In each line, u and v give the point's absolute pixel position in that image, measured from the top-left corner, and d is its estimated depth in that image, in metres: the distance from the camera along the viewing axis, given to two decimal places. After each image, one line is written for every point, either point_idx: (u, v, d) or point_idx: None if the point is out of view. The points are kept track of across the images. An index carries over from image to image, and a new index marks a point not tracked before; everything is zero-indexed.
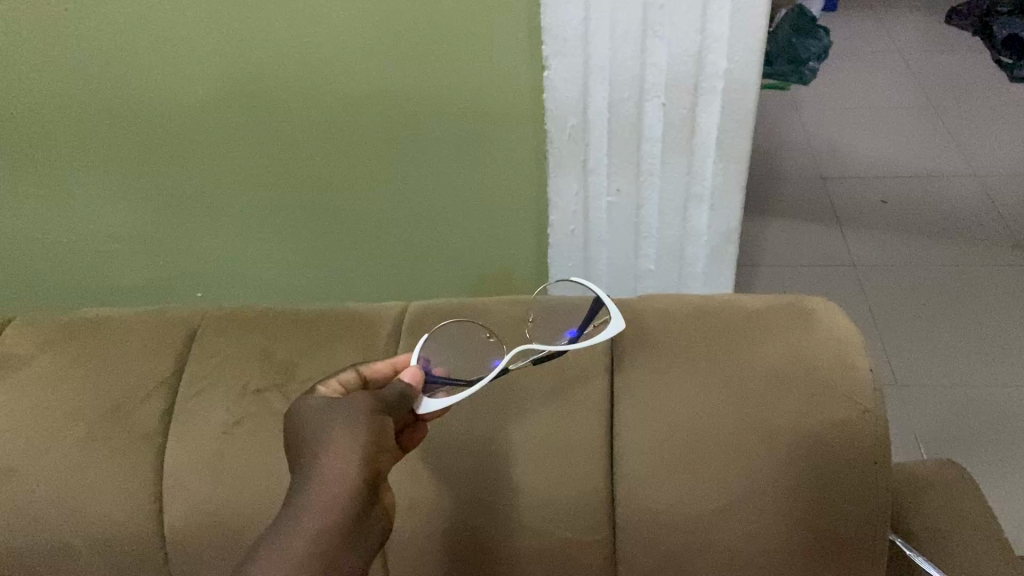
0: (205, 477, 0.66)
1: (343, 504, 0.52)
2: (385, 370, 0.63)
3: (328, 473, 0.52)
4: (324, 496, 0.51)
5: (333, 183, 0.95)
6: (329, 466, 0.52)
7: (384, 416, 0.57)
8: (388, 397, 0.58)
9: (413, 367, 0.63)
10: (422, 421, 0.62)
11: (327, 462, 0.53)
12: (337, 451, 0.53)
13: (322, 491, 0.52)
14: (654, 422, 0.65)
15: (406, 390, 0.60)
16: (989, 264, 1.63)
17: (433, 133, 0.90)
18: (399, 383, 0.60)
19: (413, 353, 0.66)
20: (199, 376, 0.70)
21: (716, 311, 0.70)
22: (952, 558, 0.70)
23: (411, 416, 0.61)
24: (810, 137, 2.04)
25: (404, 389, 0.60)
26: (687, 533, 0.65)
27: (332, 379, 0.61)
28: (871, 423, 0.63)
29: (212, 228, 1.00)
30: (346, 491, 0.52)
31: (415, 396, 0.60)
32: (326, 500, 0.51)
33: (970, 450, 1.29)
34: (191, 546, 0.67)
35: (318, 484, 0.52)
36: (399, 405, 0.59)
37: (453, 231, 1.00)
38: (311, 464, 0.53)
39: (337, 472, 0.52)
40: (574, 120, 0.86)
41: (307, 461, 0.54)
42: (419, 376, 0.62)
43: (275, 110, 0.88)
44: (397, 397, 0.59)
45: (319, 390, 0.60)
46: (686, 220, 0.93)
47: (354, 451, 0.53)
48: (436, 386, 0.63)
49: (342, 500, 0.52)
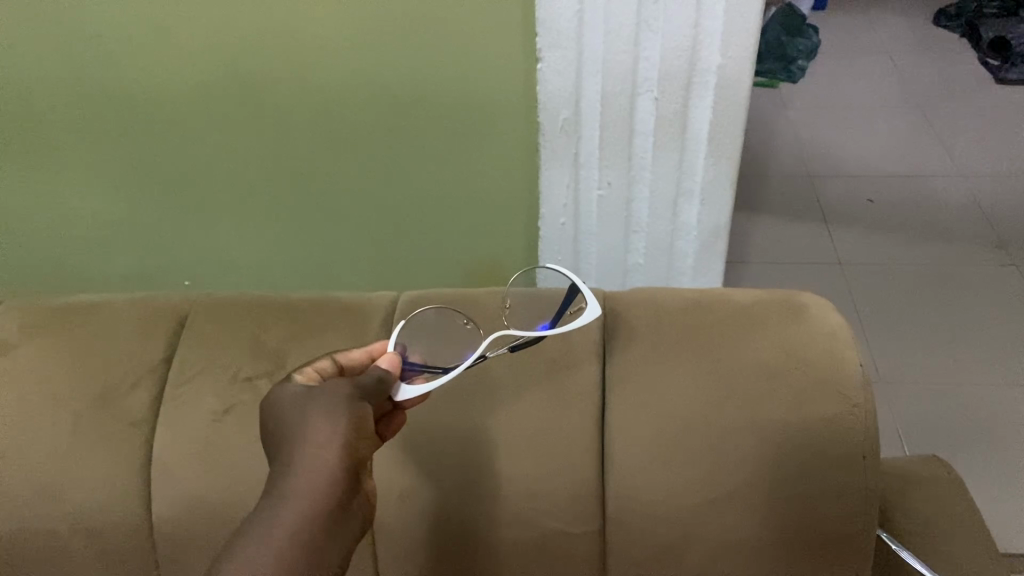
0: (193, 464, 0.66)
1: (327, 496, 0.52)
2: (361, 359, 0.63)
3: (309, 464, 0.52)
4: (304, 487, 0.51)
5: (324, 173, 0.95)
6: (310, 455, 0.52)
7: (362, 403, 0.57)
8: (364, 383, 0.58)
9: (390, 354, 0.63)
10: (399, 409, 0.62)
11: (310, 450, 0.52)
12: (317, 439, 0.53)
13: (304, 481, 0.51)
14: (641, 413, 0.65)
15: (383, 376, 0.59)
16: (971, 264, 1.65)
17: (424, 124, 0.90)
18: (376, 369, 0.59)
19: (389, 341, 0.66)
20: (187, 362, 0.70)
21: (707, 304, 0.70)
22: (937, 551, 0.71)
23: (388, 403, 0.61)
24: (799, 135, 2.05)
25: (382, 375, 0.59)
26: (675, 525, 0.65)
27: (309, 367, 0.61)
28: (861, 418, 0.63)
29: (200, 215, 0.99)
30: (328, 482, 0.52)
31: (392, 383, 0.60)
32: (307, 491, 0.51)
33: (948, 445, 1.31)
34: (178, 533, 0.67)
35: (300, 473, 0.52)
36: (376, 392, 0.59)
37: (445, 221, 0.99)
38: (291, 452, 0.53)
39: (320, 461, 0.52)
40: (566, 113, 0.86)
41: (288, 448, 0.53)
42: (396, 362, 0.62)
43: (264, 100, 0.87)
44: (375, 383, 0.58)
45: (295, 377, 0.60)
46: (676, 214, 0.94)
47: (335, 439, 0.53)
48: (412, 373, 0.63)
49: (324, 491, 0.52)
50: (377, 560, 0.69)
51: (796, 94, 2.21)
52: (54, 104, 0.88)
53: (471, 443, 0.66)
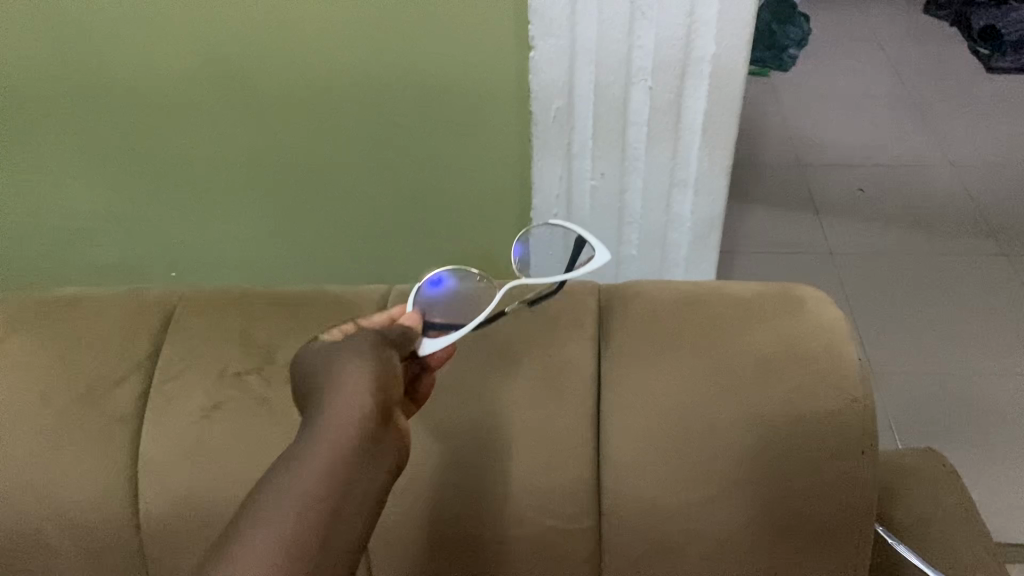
0: (181, 462, 0.65)
1: (352, 439, 0.51)
2: (381, 319, 0.61)
3: (338, 405, 0.52)
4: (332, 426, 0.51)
5: (312, 162, 0.93)
6: (338, 396, 0.52)
7: (387, 351, 0.57)
8: (389, 334, 0.58)
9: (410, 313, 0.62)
10: (428, 369, 0.62)
11: (338, 393, 0.52)
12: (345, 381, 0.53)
13: (331, 421, 0.51)
14: (637, 408, 0.64)
15: (407, 330, 0.60)
16: (962, 254, 1.65)
17: (415, 111, 0.88)
18: (398, 324, 0.59)
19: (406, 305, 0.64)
20: (174, 357, 0.68)
21: (705, 297, 0.69)
22: (936, 546, 0.70)
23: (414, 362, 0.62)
24: (790, 124, 2.04)
25: (403, 329, 0.59)
26: (672, 522, 0.64)
27: (333, 329, 0.59)
28: (861, 413, 0.63)
29: (186, 205, 0.97)
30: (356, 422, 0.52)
31: (414, 337, 0.60)
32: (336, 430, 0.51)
33: (940, 435, 1.31)
34: (166, 532, 0.66)
35: (328, 413, 0.52)
36: (400, 344, 0.59)
37: (436, 212, 0.98)
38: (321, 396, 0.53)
39: (349, 401, 0.52)
40: (559, 102, 0.84)
41: (317, 395, 0.54)
42: (416, 319, 0.61)
43: (252, 89, 0.86)
44: (399, 335, 0.59)
45: (322, 336, 0.59)
46: (670, 204, 0.93)
47: (363, 380, 0.53)
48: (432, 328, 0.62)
49: (349, 435, 0.51)
50: (369, 559, 0.68)
51: (787, 82, 2.21)
52: (37, 89, 0.86)
53: (465, 440, 0.65)
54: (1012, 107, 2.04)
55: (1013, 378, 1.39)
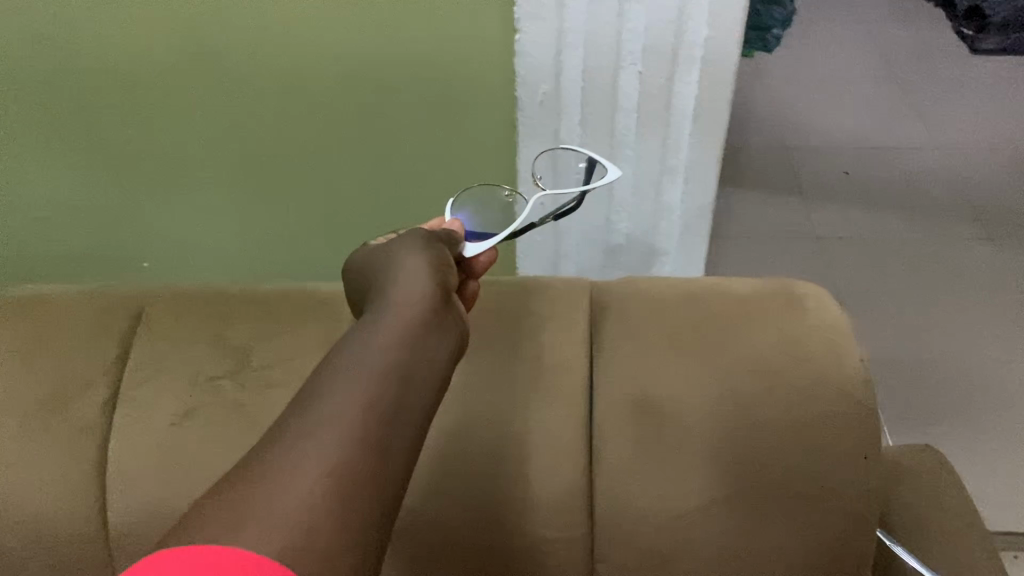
0: (151, 473, 0.61)
1: (423, 298, 0.55)
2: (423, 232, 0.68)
3: (406, 277, 0.57)
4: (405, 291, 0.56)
5: (289, 149, 0.89)
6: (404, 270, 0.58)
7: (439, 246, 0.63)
8: (437, 234, 0.64)
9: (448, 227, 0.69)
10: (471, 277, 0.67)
11: (404, 267, 0.58)
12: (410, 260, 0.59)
13: (404, 288, 0.56)
14: (631, 412, 0.62)
15: (450, 233, 0.66)
16: (948, 238, 1.64)
17: (396, 97, 0.84)
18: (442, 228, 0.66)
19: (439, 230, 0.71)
20: (145, 361, 0.65)
21: (702, 297, 0.67)
22: (935, 548, 0.68)
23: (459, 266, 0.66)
24: (775, 106, 2.01)
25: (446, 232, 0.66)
26: (667, 532, 0.61)
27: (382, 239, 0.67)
28: (862, 415, 0.61)
29: (158, 194, 0.93)
30: (424, 286, 0.56)
31: (459, 242, 0.66)
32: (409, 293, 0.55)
33: (927, 423, 1.30)
34: (136, 546, 0.62)
35: (400, 284, 0.56)
36: (448, 243, 0.65)
37: (418, 201, 0.95)
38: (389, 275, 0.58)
39: (414, 273, 0.57)
40: (546, 87, 0.81)
41: (385, 277, 0.59)
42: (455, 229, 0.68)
43: (225, 74, 0.82)
44: (444, 234, 0.65)
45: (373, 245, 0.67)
46: (660, 194, 0.90)
47: (424, 261, 0.59)
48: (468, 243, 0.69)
49: (419, 293, 0.55)
50: None
51: (772, 64, 2.18)
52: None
53: (452, 446, 0.62)
54: (997, 89, 2.03)
55: (1001, 364, 1.38)
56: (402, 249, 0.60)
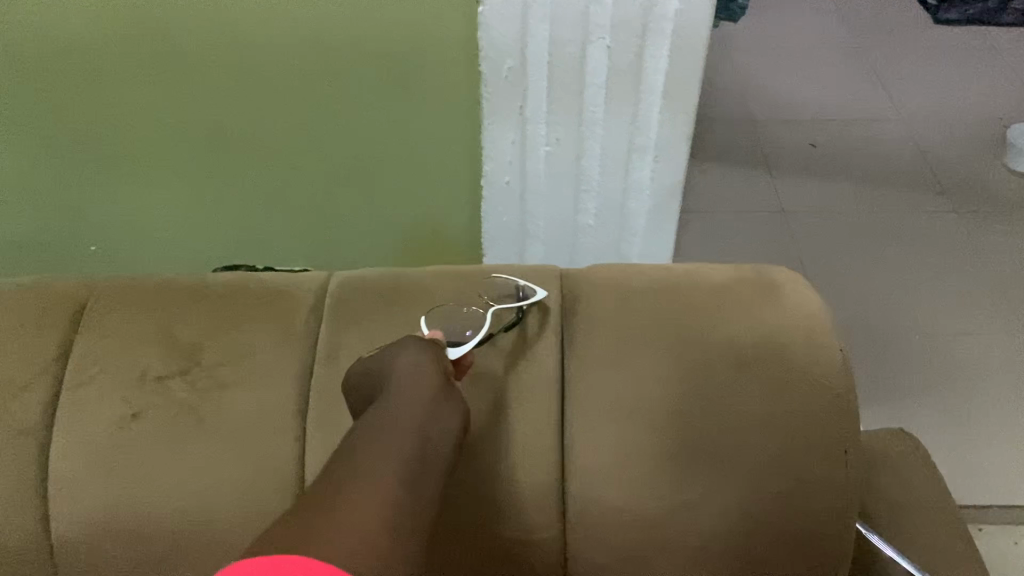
0: (96, 477, 0.58)
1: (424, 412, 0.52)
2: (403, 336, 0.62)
3: (406, 384, 0.54)
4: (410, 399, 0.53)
5: (241, 127, 0.85)
6: (406, 375, 0.55)
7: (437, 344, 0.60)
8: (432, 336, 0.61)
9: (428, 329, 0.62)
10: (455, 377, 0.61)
11: (405, 372, 0.55)
12: (411, 365, 0.56)
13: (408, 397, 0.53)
14: (603, 406, 0.60)
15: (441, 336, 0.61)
16: (913, 211, 1.63)
17: (353, 72, 0.80)
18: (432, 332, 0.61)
19: (416, 302, 0.64)
20: (87, 358, 0.61)
21: (676, 285, 0.64)
22: (911, 537, 0.67)
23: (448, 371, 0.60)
24: (740, 77, 1.99)
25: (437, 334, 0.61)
26: (640, 529, 0.59)
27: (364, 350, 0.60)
28: (840, 408, 0.59)
29: (103, 173, 0.89)
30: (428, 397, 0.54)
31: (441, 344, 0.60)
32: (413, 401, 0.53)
33: (893, 395, 1.29)
34: (82, 554, 0.59)
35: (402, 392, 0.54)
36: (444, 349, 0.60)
37: (379, 180, 0.91)
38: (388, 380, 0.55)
39: (415, 381, 0.55)
40: (511, 62, 0.78)
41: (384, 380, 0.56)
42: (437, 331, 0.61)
43: (171, 45, 0.77)
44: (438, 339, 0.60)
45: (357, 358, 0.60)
46: (629, 172, 0.87)
47: (426, 366, 0.56)
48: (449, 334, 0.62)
49: (422, 405, 0.53)
50: None
51: (736, 34, 2.15)
52: None
53: None
54: (960, 60, 2.02)
55: (966, 338, 1.37)
56: (401, 353, 0.57)
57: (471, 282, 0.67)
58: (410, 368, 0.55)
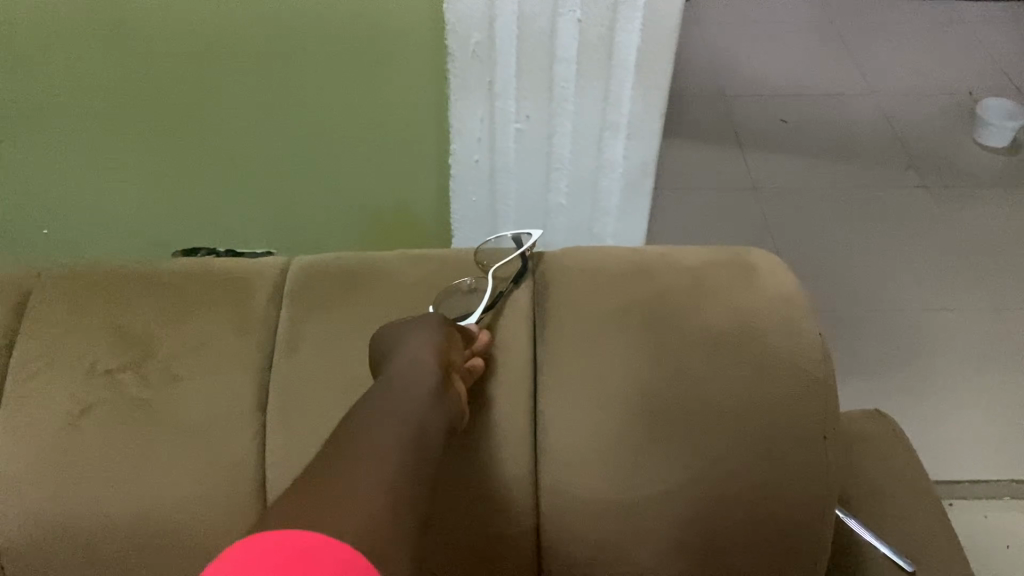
0: (44, 478, 0.55)
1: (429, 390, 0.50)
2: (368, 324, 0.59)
3: (412, 363, 0.52)
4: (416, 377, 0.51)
5: (197, 106, 0.81)
6: (413, 356, 0.53)
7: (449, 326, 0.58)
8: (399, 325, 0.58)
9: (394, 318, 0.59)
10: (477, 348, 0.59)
11: (411, 353, 0.53)
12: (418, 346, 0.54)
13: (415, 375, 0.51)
14: (577, 395, 0.58)
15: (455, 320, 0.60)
16: (884, 186, 1.62)
17: (313, 49, 0.77)
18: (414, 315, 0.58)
19: (382, 290, 0.61)
20: (32, 352, 0.58)
21: (651, 268, 0.62)
22: (890, 521, 0.66)
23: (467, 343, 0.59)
24: (711, 51, 1.97)
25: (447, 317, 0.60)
26: (617, 523, 0.57)
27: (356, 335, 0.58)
28: (820, 394, 0.57)
29: (53, 156, 0.85)
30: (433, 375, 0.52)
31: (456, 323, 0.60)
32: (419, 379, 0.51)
33: (866, 372, 1.29)
34: (32, 557, 0.56)
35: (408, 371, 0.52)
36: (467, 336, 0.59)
37: (343, 159, 0.88)
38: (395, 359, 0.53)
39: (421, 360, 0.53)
40: (478, 36, 0.75)
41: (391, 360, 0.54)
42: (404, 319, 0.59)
43: (119, 21, 0.73)
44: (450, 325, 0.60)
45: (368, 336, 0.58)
46: (601, 150, 0.84)
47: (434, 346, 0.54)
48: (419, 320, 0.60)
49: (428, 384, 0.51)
50: None
51: (707, 8, 2.12)
52: None
53: None
54: (930, 33, 2.01)
55: (937, 314, 1.37)
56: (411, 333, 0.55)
57: (439, 266, 0.64)
58: (417, 350, 0.54)
